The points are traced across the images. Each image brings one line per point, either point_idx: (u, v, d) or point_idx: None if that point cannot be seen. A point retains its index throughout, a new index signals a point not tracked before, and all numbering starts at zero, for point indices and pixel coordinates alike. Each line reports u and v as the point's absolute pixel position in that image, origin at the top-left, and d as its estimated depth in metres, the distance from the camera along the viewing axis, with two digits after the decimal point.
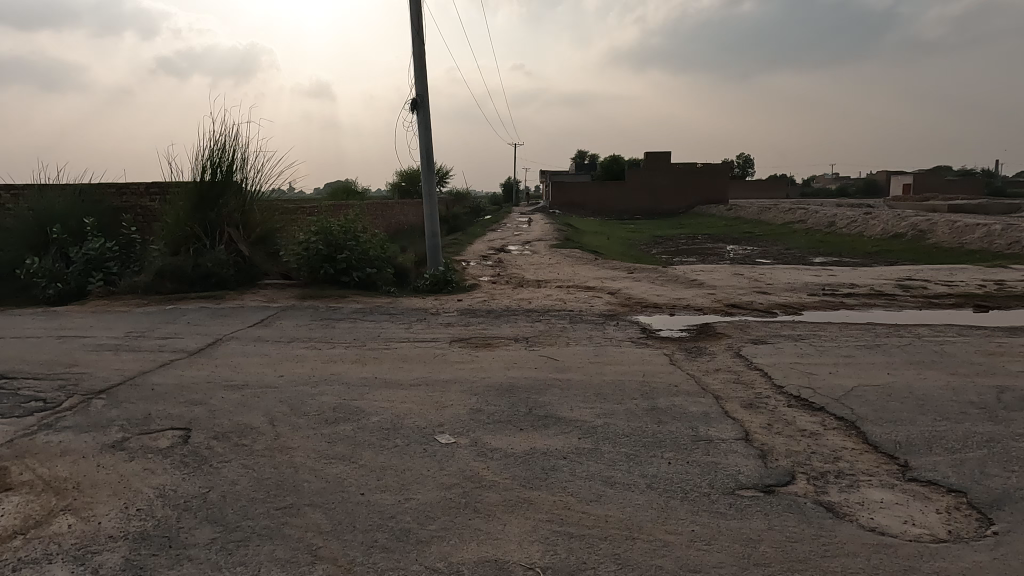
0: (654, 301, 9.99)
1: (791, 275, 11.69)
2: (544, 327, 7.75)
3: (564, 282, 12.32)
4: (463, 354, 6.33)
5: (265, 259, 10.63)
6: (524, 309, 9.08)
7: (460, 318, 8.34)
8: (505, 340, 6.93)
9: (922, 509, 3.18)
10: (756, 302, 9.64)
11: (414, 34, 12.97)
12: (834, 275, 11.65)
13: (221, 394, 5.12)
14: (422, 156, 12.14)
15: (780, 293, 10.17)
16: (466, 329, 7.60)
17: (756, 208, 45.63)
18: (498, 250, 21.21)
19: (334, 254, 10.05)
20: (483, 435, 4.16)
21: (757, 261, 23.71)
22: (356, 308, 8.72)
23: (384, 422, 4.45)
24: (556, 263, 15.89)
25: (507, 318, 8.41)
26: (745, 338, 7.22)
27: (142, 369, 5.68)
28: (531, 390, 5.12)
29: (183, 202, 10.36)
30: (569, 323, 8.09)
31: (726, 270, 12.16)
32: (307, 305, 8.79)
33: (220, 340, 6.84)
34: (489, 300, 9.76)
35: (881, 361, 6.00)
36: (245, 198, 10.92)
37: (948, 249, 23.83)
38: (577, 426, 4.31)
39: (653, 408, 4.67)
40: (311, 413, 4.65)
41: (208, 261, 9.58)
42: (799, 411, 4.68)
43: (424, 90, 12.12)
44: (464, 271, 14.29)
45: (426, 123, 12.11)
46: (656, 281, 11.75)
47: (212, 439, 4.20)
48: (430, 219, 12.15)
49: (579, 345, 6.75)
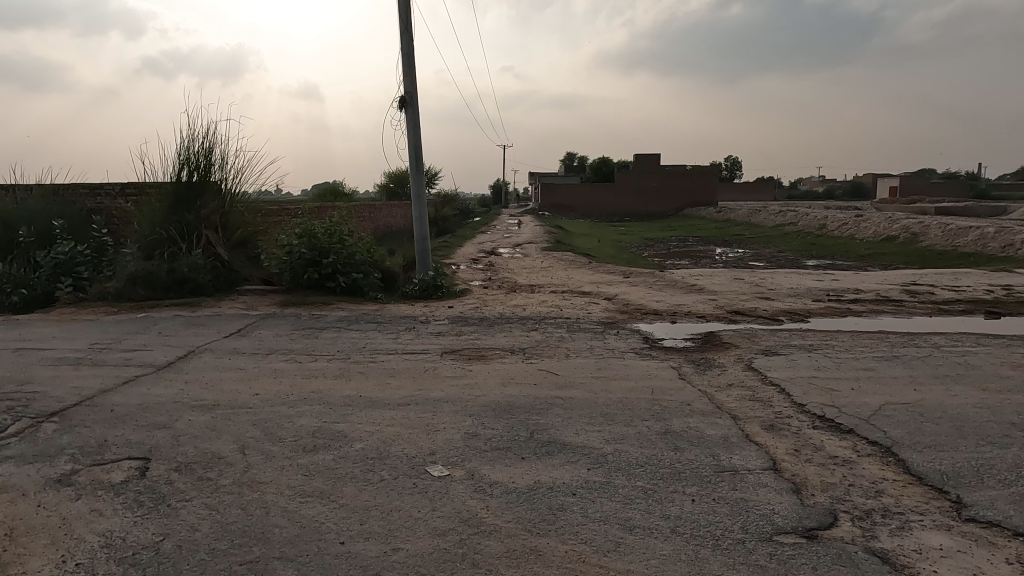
0: (654, 307, 9.57)
1: (793, 279, 11.31)
2: (540, 337, 7.30)
3: (558, 287, 11.87)
4: (456, 368, 5.87)
5: (245, 263, 10.10)
6: (519, 317, 8.62)
7: (451, 327, 7.87)
8: (500, 352, 6.46)
9: (991, 560, 2.76)
10: (760, 309, 9.23)
11: (403, 30, 12.52)
12: (836, 279, 11.29)
13: (188, 416, 4.62)
14: (411, 156, 11.66)
15: (784, 300, 9.79)
16: (459, 339, 7.14)
17: (746, 211, 45.46)
18: (488, 254, 20.74)
19: (318, 258, 9.53)
20: (480, 466, 3.70)
21: (750, 263, 23.39)
22: (341, 316, 8.23)
23: (370, 449, 3.98)
24: (549, 267, 15.44)
25: (501, 326, 7.95)
26: (755, 348, 6.81)
27: (102, 387, 5.16)
28: (532, 410, 4.67)
29: (158, 204, 9.91)
30: (567, 332, 7.64)
31: (726, 275, 11.76)
32: (289, 313, 8.28)
33: (193, 353, 6.34)
34: (481, 306, 9.29)
35: (905, 375, 5.60)
36: (225, 199, 10.40)
37: (941, 252, 23.66)
38: (585, 454, 3.85)
39: (667, 431, 4.23)
40: (288, 438, 4.17)
41: (184, 266, 9.05)
42: (827, 435, 4.26)
43: (413, 88, 11.64)
44: (454, 275, 13.82)
45: (415, 121, 11.65)
46: (654, 286, 11.33)
47: (173, 472, 3.71)
48: (420, 221, 11.67)
49: (580, 357, 6.30)
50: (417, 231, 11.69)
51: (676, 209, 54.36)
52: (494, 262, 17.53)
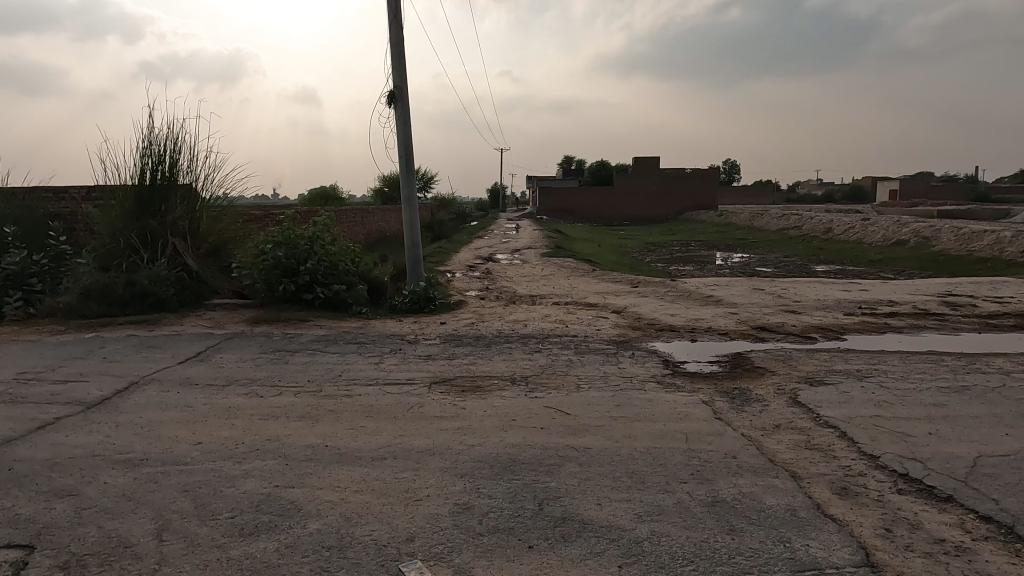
0: (669, 322, 8.62)
1: (818, 289, 10.38)
2: (545, 361, 6.33)
3: (561, 299, 10.91)
4: (447, 405, 4.90)
5: (216, 275, 9.14)
6: (520, 335, 7.65)
7: (443, 348, 6.90)
8: (498, 382, 5.51)
9: None
10: (788, 325, 8.28)
11: (393, 22, 11.63)
12: (866, 290, 10.36)
13: (105, 477, 3.64)
14: (400, 155, 10.72)
15: (812, 314, 8.84)
16: (451, 364, 6.16)
17: (747, 214, 44.55)
18: (487, 260, 19.82)
19: (296, 267, 8.56)
20: (474, 562, 2.74)
21: (758, 270, 22.45)
22: (318, 335, 7.26)
23: (328, 532, 3.00)
24: (549, 275, 14.49)
25: (499, 347, 6.98)
26: (795, 376, 5.87)
27: (10, 435, 4.19)
28: (541, 469, 3.69)
29: (119, 209, 8.96)
30: (576, 354, 6.67)
31: (744, 285, 10.81)
32: (259, 332, 7.31)
33: (136, 385, 5.35)
34: (478, 322, 8.33)
35: (986, 413, 4.65)
36: (193, 203, 9.47)
37: (957, 258, 22.75)
38: (613, 541, 2.90)
39: (715, 502, 3.28)
40: (223, 514, 3.20)
41: (144, 278, 8.08)
42: (922, 505, 3.31)
43: (402, 81, 10.70)
44: (449, 284, 12.87)
45: (405, 118, 10.71)
46: (666, 298, 10.39)
47: (56, 573, 2.73)
48: (411, 227, 10.72)
49: (593, 388, 5.33)
50: (407, 238, 10.75)
51: (677, 213, 53.43)
52: (491, 269, 16.54)
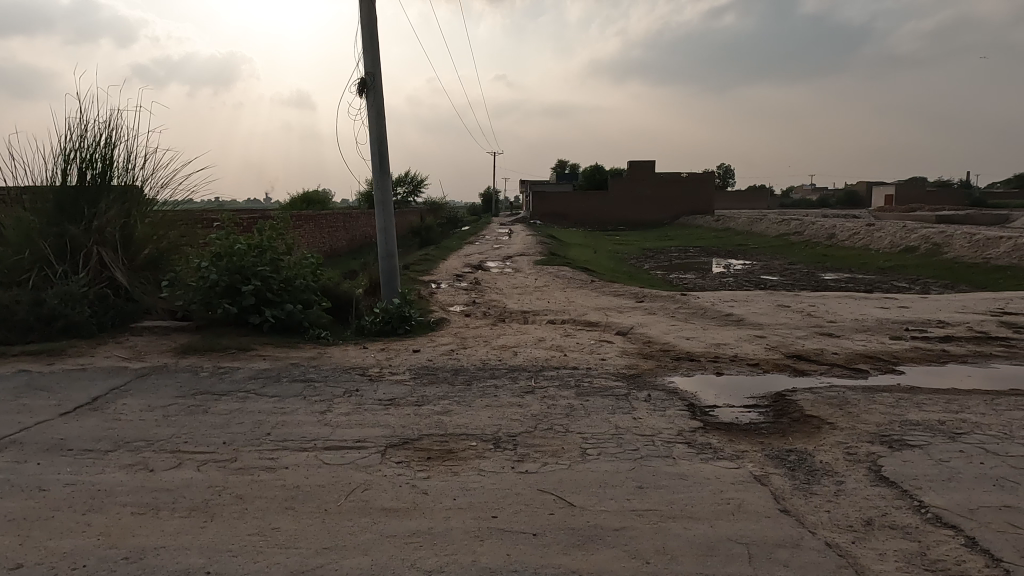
0: (687, 348, 7.27)
1: (851, 306, 9.07)
2: (540, 409, 4.97)
3: (558, 316, 9.54)
4: (403, 488, 3.50)
5: (148, 292, 7.71)
6: (509, 368, 6.27)
7: (411, 388, 5.52)
8: (478, 445, 4.13)
9: None
10: (828, 353, 6.93)
11: (367, 3, 10.33)
12: (905, 307, 9.05)
13: None
14: (373, 152, 9.36)
15: (853, 337, 7.51)
16: (417, 415, 4.78)
17: (745, 219, 43.39)
18: (477, 267, 18.42)
19: (241, 282, 7.15)
20: None
21: (764, 279, 21.14)
22: (258, 370, 5.86)
23: None
24: (543, 287, 13.12)
25: (483, 387, 5.60)
26: (865, 431, 4.51)
27: None
28: None
29: (34, 213, 7.55)
30: (578, 397, 5.30)
31: (766, 302, 9.48)
32: (185, 366, 5.90)
33: None
34: (459, 350, 6.95)
35: None
36: (128, 206, 8.07)
37: (973, 266, 21.53)
38: None
39: None
40: None
41: (53, 296, 6.65)
42: None
43: (374, 67, 9.35)
44: (431, 298, 11.49)
45: (378, 109, 9.36)
46: (678, 316, 9.05)
47: None
48: (383, 234, 9.35)
49: (604, 455, 3.95)
50: (381, 247, 9.38)
51: (673, 218, 52.24)
52: (479, 279, 15.14)
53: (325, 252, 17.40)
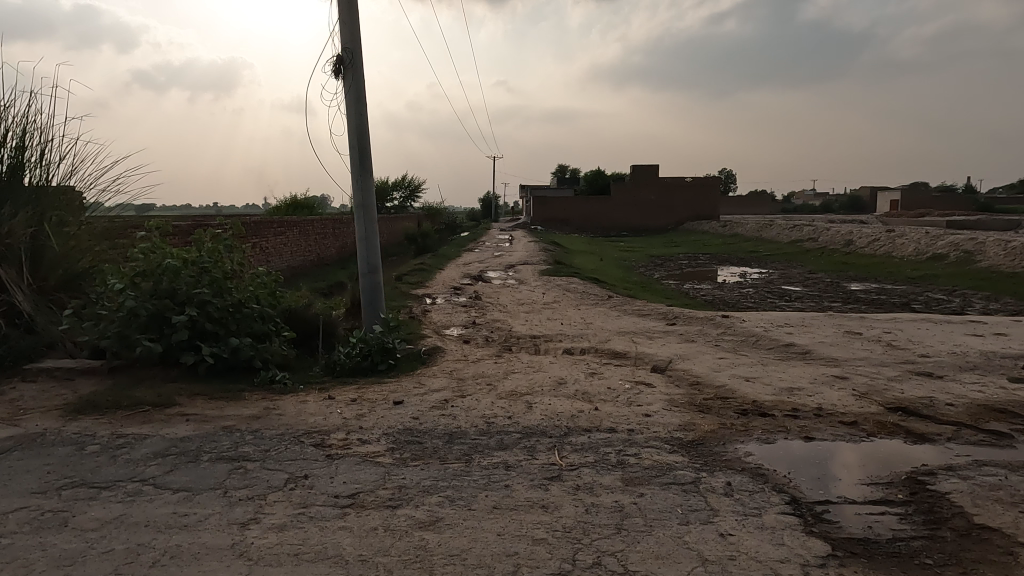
0: (752, 395, 5.57)
1: (939, 334, 7.37)
2: (576, 517, 3.27)
3: (576, 344, 7.85)
4: None
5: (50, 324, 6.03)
6: (522, 431, 4.57)
7: (385, 471, 3.83)
8: None
9: None
10: (943, 405, 5.25)
11: None
12: (1005, 335, 7.35)
13: None
14: (351, 146, 7.71)
15: (964, 380, 5.82)
16: (389, 532, 3.10)
17: (755, 224, 41.70)
18: (477, 278, 16.72)
19: (169, 309, 5.47)
20: None
21: (787, 290, 19.41)
22: (172, 440, 4.16)
23: None
24: (553, 304, 11.43)
25: (488, 469, 3.90)
26: None
27: None
28: None
29: None
30: (629, 490, 3.61)
31: (829, 328, 7.79)
32: (71, 435, 4.20)
33: None
34: (454, 400, 5.26)
35: None
36: (38, 211, 6.39)
37: (1014, 275, 19.80)
38: None
39: None
40: None
41: None
42: None
43: (353, 41, 7.71)
44: (423, 318, 9.79)
45: (358, 92, 7.72)
46: (726, 346, 7.35)
47: None
48: (364, 245, 7.69)
49: None
50: (362, 261, 7.73)
51: (677, 224, 50.58)
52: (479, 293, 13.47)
53: (309, 261, 15.71)
